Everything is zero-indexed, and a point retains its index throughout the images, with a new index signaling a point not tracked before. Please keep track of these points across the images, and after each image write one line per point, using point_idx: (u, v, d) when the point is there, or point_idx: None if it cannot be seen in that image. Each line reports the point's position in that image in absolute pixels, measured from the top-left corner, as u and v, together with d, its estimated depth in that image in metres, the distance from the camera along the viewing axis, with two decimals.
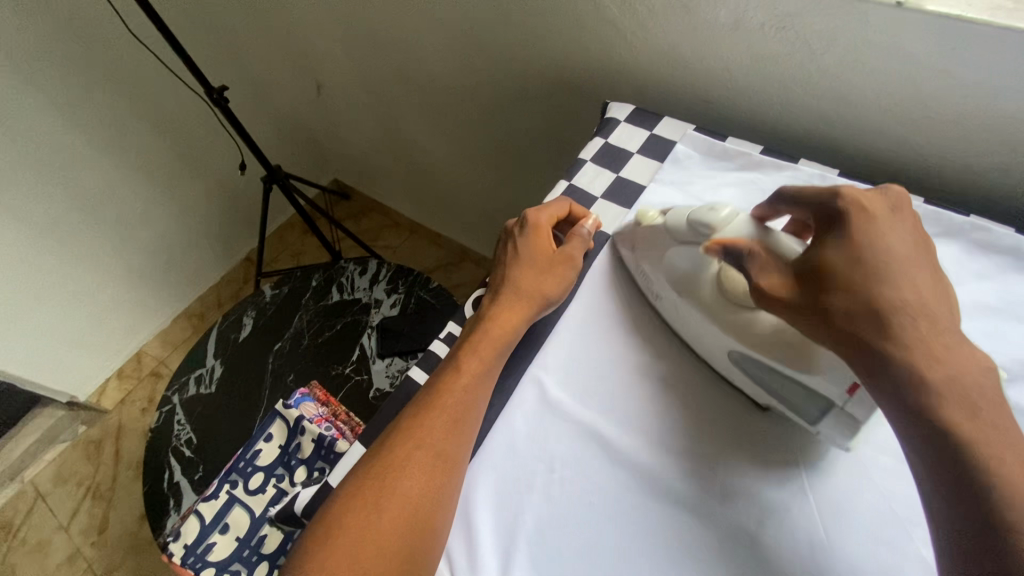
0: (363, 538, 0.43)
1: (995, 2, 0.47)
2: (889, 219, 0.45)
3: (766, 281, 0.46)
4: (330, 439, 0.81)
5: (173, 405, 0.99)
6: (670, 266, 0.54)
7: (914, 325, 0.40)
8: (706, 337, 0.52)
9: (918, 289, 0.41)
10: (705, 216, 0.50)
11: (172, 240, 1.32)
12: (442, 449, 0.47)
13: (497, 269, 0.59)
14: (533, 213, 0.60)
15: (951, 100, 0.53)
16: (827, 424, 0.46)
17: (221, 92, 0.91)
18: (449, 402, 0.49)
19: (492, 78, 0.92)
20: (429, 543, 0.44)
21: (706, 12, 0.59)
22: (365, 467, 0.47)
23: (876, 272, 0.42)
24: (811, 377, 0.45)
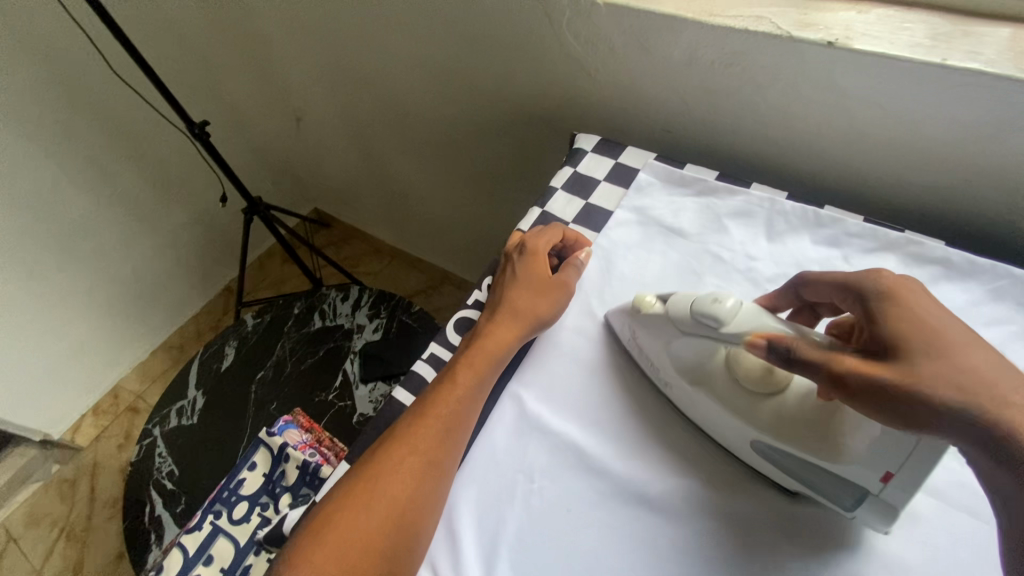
0: (353, 535, 0.44)
1: (914, 40, 0.54)
2: (931, 302, 0.41)
3: (844, 361, 0.39)
4: (313, 465, 0.77)
5: (153, 438, 0.94)
6: (674, 355, 0.51)
7: (1018, 401, 0.35)
8: (724, 427, 0.49)
9: (1000, 363, 0.38)
10: (715, 309, 0.46)
11: (152, 273, 1.35)
12: (434, 456, 0.48)
13: (494, 290, 0.59)
14: (534, 238, 0.60)
15: (879, 123, 0.59)
16: (864, 511, 0.44)
17: (202, 127, 1.04)
18: (438, 407, 0.49)
19: (469, 104, 0.95)
20: (413, 545, 0.45)
21: (663, 50, 0.66)
22: (355, 470, 0.47)
23: (953, 347, 0.38)
24: (844, 468, 0.42)
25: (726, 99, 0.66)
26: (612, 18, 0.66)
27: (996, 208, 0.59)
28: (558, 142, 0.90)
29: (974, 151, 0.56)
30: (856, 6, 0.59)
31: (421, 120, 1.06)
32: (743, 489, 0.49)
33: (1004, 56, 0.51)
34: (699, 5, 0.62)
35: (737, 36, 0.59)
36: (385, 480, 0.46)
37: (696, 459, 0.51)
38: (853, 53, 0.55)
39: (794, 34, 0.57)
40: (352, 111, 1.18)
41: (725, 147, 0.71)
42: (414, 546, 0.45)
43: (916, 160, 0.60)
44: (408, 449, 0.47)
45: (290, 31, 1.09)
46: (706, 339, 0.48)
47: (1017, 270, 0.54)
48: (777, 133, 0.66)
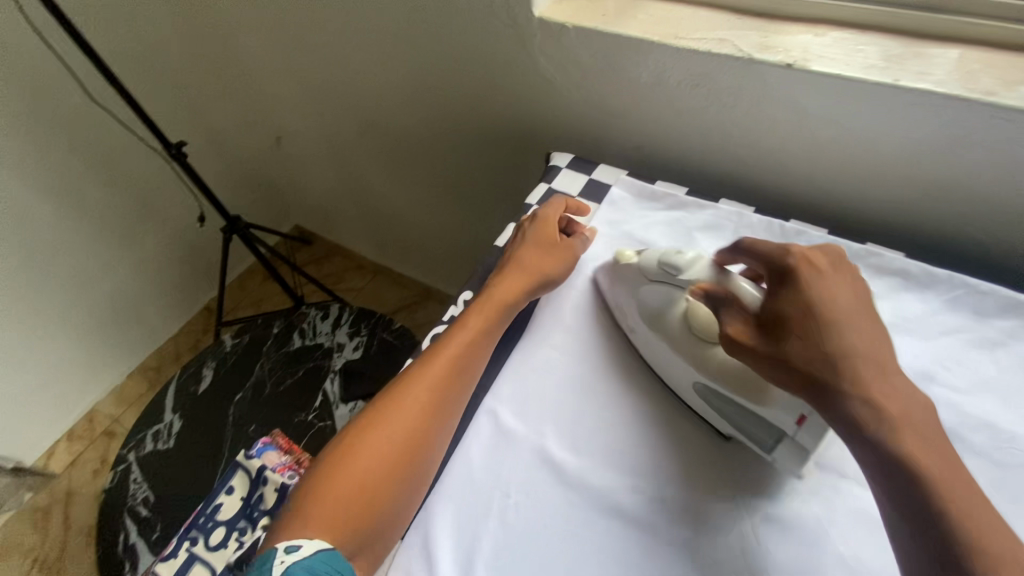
0: (361, 456, 0.48)
1: (868, 63, 0.56)
2: (835, 272, 0.47)
3: (732, 327, 0.47)
4: (292, 487, 0.75)
5: (128, 463, 0.92)
6: (642, 300, 0.56)
7: (867, 372, 0.42)
8: (674, 370, 0.54)
9: (868, 338, 0.44)
10: (673, 259, 0.54)
11: (129, 294, 1.33)
12: (438, 394, 0.52)
13: (504, 253, 0.63)
14: (542, 208, 0.64)
15: (839, 140, 0.61)
16: (780, 456, 0.47)
17: (180, 147, 1.04)
18: (448, 352, 0.54)
19: (445, 123, 0.96)
20: (414, 472, 0.49)
21: (631, 72, 0.68)
22: (373, 403, 0.52)
23: (827, 324, 0.44)
24: (765, 409, 0.47)
25: (694, 117, 0.68)
26: (582, 42, 0.68)
27: (951, 221, 0.61)
28: (534, 161, 0.92)
29: (928, 166, 0.58)
30: (813, 29, 0.61)
31: (399, 139, 1.07)
32: (717, 498, 0.49)
33: (952, 76, 0.53)
34: (664, 28, 0.64)
35: (701, 58, 0.62)
36: (396, 413, 0.50)
37: (671, 470, 0.51)
38: (811, 74, 0.57)
39: (755, 56, 0.59)
40: (331, 131, 1.18)
41: (694, 163, 0.73)
42: (419, 474, 0.49)
43: (875, 175, 0.62)
44: (420, 387, 0.52)
45: (268, 53, 1.10)
46: (668, 289, 0.55)
47: (972, 280, 0.55)
48: (742, 150, 0.68)
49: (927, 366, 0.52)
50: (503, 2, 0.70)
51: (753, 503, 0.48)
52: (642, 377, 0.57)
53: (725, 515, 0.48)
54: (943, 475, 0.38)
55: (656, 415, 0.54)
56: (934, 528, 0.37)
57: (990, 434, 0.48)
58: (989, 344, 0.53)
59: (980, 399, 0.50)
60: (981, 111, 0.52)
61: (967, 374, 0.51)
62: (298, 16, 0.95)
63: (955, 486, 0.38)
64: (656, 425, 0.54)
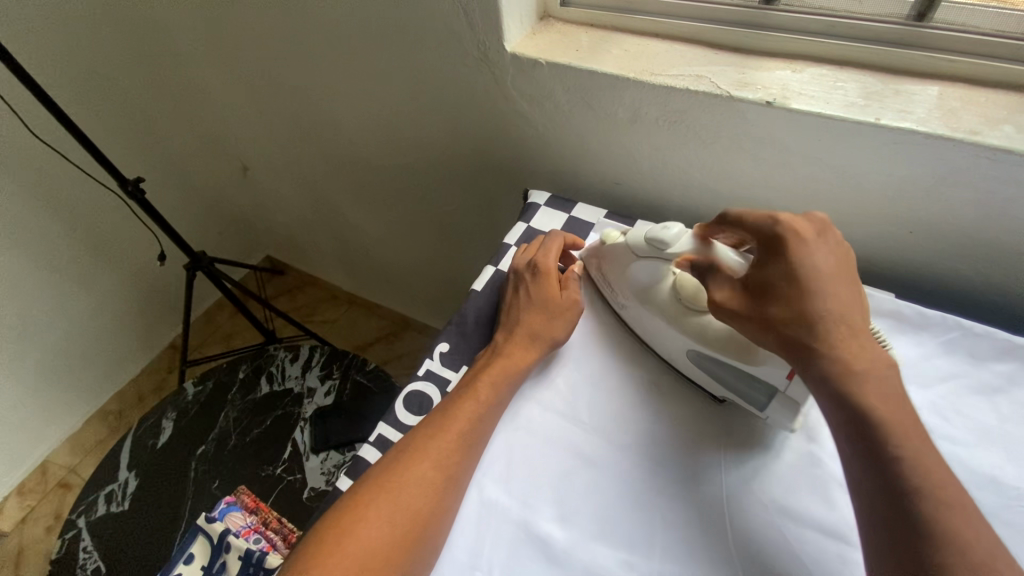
0: (361, 543, 0.43)
1: (849, 100, 0.55)
2: (817, 242, 0.46)
3: (719, 293, 0.48)
4: (258, 554, 0.64)
5: (78, 529, 0.85)
6: (632, 278, 0.56)
7: (839, 336, 0.43)
8: (668, 340, 0.54)
9: (842, 301, 0.44)
10: (661, 235, 0.52)
11: (84, 336, 1.25)
12: (450, 471, 0.47)
13: (505, 314, 0.59)
14: (541, 257, 0.59)
15: (824, 177, 0.59)
16: (773, 411, 0.49)
17: (136, 184, 0.97)
18: (457, 425, 0.49)
19: (416, 156, 0.93)
20: (421, 559, 0.44)
21: (607, 108, 0.66)
22: (370, 477, 0.47)
23: (809, 291, 0.44)
24: (756, 367, 0.48)
25: (673, 153, 0.66)
26: (556, 77, 0.66)
27: (940, 258, 0.59)
28: (509, 194, 0.89)
29: (913, 204, 0.56)
30: (790, 65, 0.59)
31: (371, 172, 1.03)
32: (716, 563, 0.45)
33: (934, 114, 0.52)
34: (639, 64, 0.62)
35: (678, 95, 0.59)
36: (400, 488, 0.45)
37: (669, 537, 0.46)
38: (791, 112, 0.55)
39: (733, 94, 0.57)
40: (300, 162, 1.14)
41: (674, 199, 0.71)
42: (423, 561, 0.44)
43: (861, 213, 0.60)
44: (429, 458, 0.47)
45: (232, 86, 1.05)
46: (657, 264, 0.54)
47: (966, 321, 0.53)
48: (724, 187, 0.66)
49: (925, 416, 0.50)
50: (473, 37, 0.68)
51: (754, 558, 0.45)
52: (636, 432, 0.52)
53: None
54: (909, 430, 0.40)
55: (651, 475, 0.49)
56: (894, 477, 0.39)
57: (997, 490, 0.46)
58: (988, 390, 0.51)
59: (984, 451, 0.48)
60: (966, 151, 0.50)
61: (968, 423, 0.49)
62: (260, 48, 0.91)
63: (919, 447, 0.40)
64: (652, 486, 0.49)
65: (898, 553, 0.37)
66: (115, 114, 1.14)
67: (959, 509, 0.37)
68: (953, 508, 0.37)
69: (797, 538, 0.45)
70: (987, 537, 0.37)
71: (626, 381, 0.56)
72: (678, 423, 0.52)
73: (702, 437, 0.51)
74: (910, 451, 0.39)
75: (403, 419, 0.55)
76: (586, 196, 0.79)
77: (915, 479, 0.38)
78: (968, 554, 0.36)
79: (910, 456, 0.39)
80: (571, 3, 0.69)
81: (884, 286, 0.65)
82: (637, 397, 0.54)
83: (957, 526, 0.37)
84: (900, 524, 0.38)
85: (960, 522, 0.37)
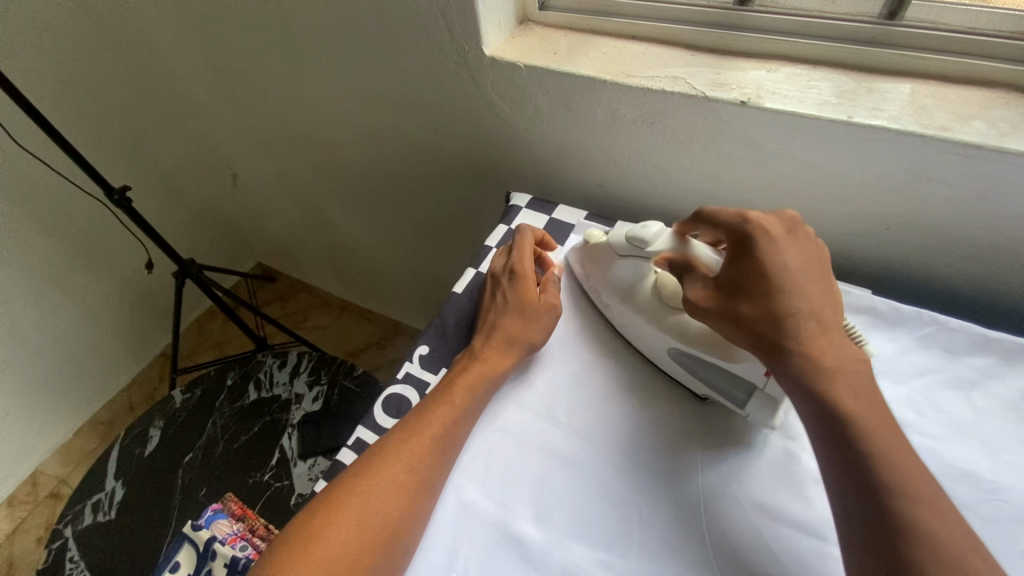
0: (330, 547, 0.43)
1: (821, 99, 0.55)
2: (787, 241, 0.47)
3: (693, 292, 0.49)
4: (243, 561, 0.64)
5: (65, 539, 0.85)
6: (613, 278, 0.57)
7: (808, 332, 0.44)
8: (648, 339, 0.55)
9: (813, 297, 0.45)
10: (642, 234, 0.54)
11: (74, 345, 1.25)
12: (423, 473, 0.47)
13: (483, 317, 0.59)
14: (517, 259, 0.59)
15: (801, 176, 0.59)
16: (753, 408, 0.49)
17: (122, 193, 0.97)
18: (431, 428, 0.49)
19: (400, 161, 0.93)
20: (393, 562, 0.44)
21: (585, 111, 0.66)
22: (343, 480, 0.47)
23: (778, 288, 0.45)
24: (736, 365, 0.49)
25: (652, 154, 0.66)
26: (534, 80, 0.66)
27: (917, 255, 0.59)
28: (494, 198, 0.89)
29: (888, 200, 0.56)
30: (765, 65, 0.60)
31: (358, 178, 1.03)
32: (690, 560, 0.45)
33: (905, 111, 0.52)
34: (616, 66, 0.63)
35: (655, 96, 0.60)
36: (371, 492, 0.45)
37: (645, 536, 0.46)
38: (765, 111, 0.55)
39: (708, 94, 0.57)
40: (288, 169, 1.14)
41: (654, 200, 0.71)
42: (394, 565, 0.44)
43: (837, 210, 0.60)
44: (402, 461, 0.47)
45: (218, 94, 1.06)
46: (638, 263, 0.55)
47: (941, 317, 0.54)
48: (703, 187, 0.66)
49: (901, 412, 0.50)
50: (452, 42, 0.68)
51: (733, 558, 0.44)
52: (615, 431, 0.52)
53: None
54: (878, 425, 0.41)
55: (626, 474, 0.49)
56: (865, 473, 0.39)
57: (972, 485, 0.46)
58: (963, 385, 0.51)
59: (959, 445, 0.48)
60: (937, 147, 0.50)
61: (944, 418, 0.49)
62: (244, 56, 0.91)
63: (891, 439, 0.40)
64: (630, 485, 0.49)
65: (872, 549, 0.37)
66: (103, 125, 1.14)
67: (931, 504, 0.37)
68: (924, 501, 0.37)
69: (775, 536, 0.45)
70: (960, 533, 0.37)
71: (602, 380, 0.56)
72: (657, 422, 0.52)
73: (680, 436, 0.51)
74: (887, 444, 0.40)
75: (382, 422, 0.55)
76: (569, 198, 0.79)
77: (885, 473, 0.39)
78: (941, 551, 0.36)
79: (879, 450, 0.40)
80: (549, 7, 0.69)
81: (864, 284, 0.65)
82: (613, 396, 0.54)
83: (930, 520, 0.37)
84: (871, 522, 0.38)
85: (932, 517, 0.37)
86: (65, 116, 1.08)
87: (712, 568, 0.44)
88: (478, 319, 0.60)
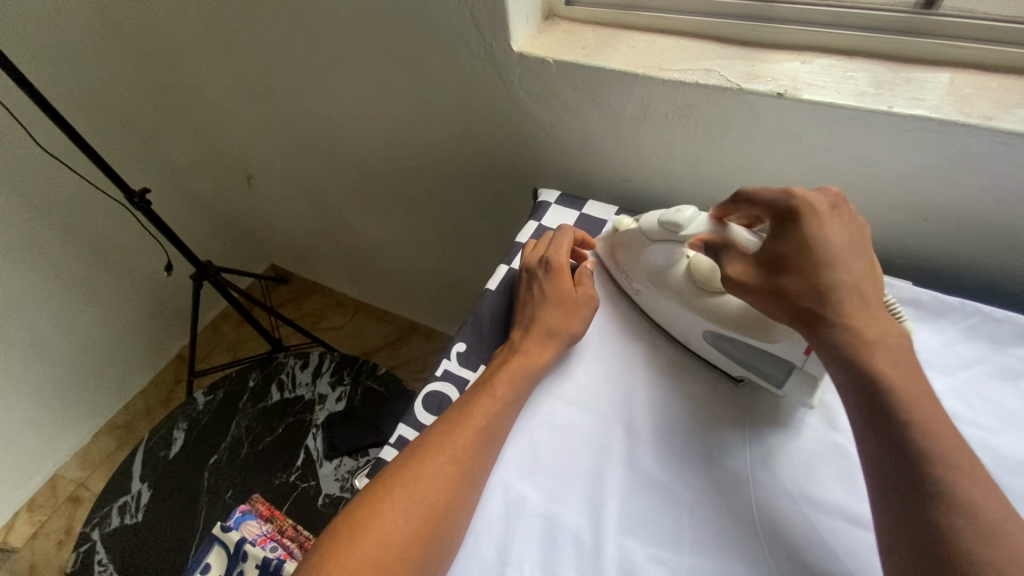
0: (378, 539, 0.43)
1: (860, 89, 0.54)
2: (830, 216, 0.46)
3: (732, 269, 0.48)
4: (275, 562, 0.63)
5: (92, 543, 0.85)
6: (646, 260, 0.56)
7: (852, 304, 0.44)
8: (680, 321, 0.55)
9: (855, 272, 0.45)
10: (675, 218, 0.52)
11: (92, 349, 1.25)
12: (468, 465, 0.47)
13: (521, 311, 0.58)
14: (553, 253, 0.59)
15: (837, 169, 0.59)
16: (791, 386, 0.50)
17: (142, 195, 0.97)
18: (475, 421, 0.49)
19: (421, 158, 0.93)
20: (442, 554, 0.44)
21: (616, 105, 0.66)
22: (387, 471, 0.46)
23: (822, 263, 0.44)
24: (773, 345, 0.48)
25: (683, 147, 0.66)
26: (563, 76, 0.66)
27: (957, 245, 0.59)
28: (518, 194, 0.88)
29: (927, 192, 0.56)
30: (799, 57, 0.59)
31: (377, 177, 1.03)
32: (745, 553, 0.44)
33: (946, 101, 0.52)
34: (649, 60, 0.62)
35: (688, 89, 0.60)
36: (417, 483, 0.45)
37: (697, 529, 0.46)
38: (803, 103, 0.55)
39: (744, 86, 0.57)
40: (305, 168, 1.14)
41: (684, 194, 0.71)
42: (440, 558, 0.43)
43: (875, 202, 0.60)
44: (445, 453, 0.47)
45: (236, 94, 1.06)
46: (671, 246, 0.54)
47: (985, 307, 0.53)
48: (736, 180, 0.66)
49: (950, 404, 0.50)
50: (480, 38, 0.68)
51: (785, 551, 0.44)
52: (658, 424, 0.51)
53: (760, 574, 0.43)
54: (919, 398, 0.41)
55: (675, 467, 0.49)
56: (903, 447, 0.39)
57: None
58: (1010, 375, 0.51)
59: (1010, 436, 0.47)
60: (981, 136, 0.50)
61: (993, 409, 0.49)
62: (265, 57, 0.92)
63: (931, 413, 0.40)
64: (677, 478, 0.48)
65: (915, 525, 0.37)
66: (119, 127, 1.14)
67: (972, 477, 0.38)
68: (962, 474, 0.38)
69: (826, 530, 0.45)
70: (996, 501, 0.37)
71: (645, 373, 0.55)
72: (701, 414, 0.52)
73: (726, 430, 0.51)
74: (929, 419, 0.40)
75: (423, 420, 0.55)
76: (595, 193, 0.79)
77: (922, 445, 0.39)
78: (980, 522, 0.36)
79: (915, 425, 0.40)
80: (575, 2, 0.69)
81: (901, 276, 0.65)
82: (655, 390, 0.54)
83: (966, 490, 0.37)
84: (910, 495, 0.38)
85: (968, 488, 0.37)
86: (83, 119, 1.08)
87: (769, 565, 0.44)
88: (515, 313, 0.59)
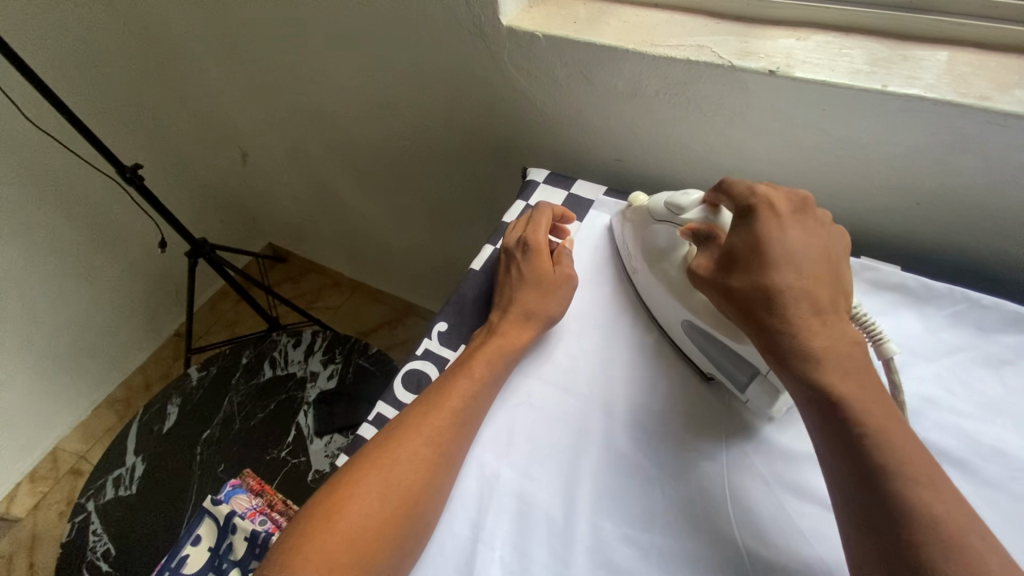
0: (350, 521, 0.43)
1: (854, 67, 0.53)
2: (788, 220, 0.46)
3: (697, 261, 0.49)
4: (263, 534, 0.64)
5: (88, 513, 0.86)
6: (648, 241, 0.55)
7: (802, 309, 0.43)
8: (665, 310, 0.54)
9: (806, 274, 0.44)
10: (680, 200, 0.52)
11: (89, 324, 1.26)
12: (444, 449, 0.47)
13: (500, 293, 0.58)
14: (530, 234, 0.59)
15: (831, 150, 0.58)
16: (753, 391, 0.48)
17: (134, 170, 0.95)
18: (452, 402, 0.49)
19: (414, 135, 0.91)
20: (414, 534, 0.44)
21: (606, 82, 0.64)
22: (365, 453, 0.47)
23: (768, 263, 0.44)
24: (739, 344, 0.47)
25: (674, 126, 0.64)
26: (552, 51, 0.64)
27: (947, 230, 0.58)
28: (510, 175, 0.88)
29: (920, 175, 0.55)
30: (794, 33, 0.57)
31: (371, 154, 1.02)
32: (716, 535, 0.44)
33: (943, 80, 0.50)
34: (639, 35, 0.61)
35: (678, 66, 0.58)
36: (392, 464, 0.45)
37: (671, 509, 0.46)
38: (795, 81, 0.53)
39: (735, 63, 0.55)
40: (299, 146, 1.13)
41: (675, 175, 0.70)
42: (414, 539, 0.44)
43: (865, 186, 0.59)
44: (421, 434, 0.47)
45: (228, 69, 1.04)
46: (670, 230, 0.53)
47: (973, 294, 0.52)
48: (727, 160, 0.65)
49: (931, 391, 0.49)
50: (469, 11, 0.66)
51: (755, 533, 0.44)
52: (639, 409, 0.51)
53: (731, 555, 0.44)
54: (865, 401, 0.40)
55: (652, 450, 0.49)
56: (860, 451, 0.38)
57: (1003, 463, 0.45)
58: (995, 363, 0.50)
59: (989, 423, 0.47)
60: (976, 117, 0.48)
61: (974, 397, 0.48)
62: (256, 31, 0.90)
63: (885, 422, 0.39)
64: (651, 460, 0.48)
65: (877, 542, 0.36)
66: (112, 102, 1.13)
67: (931, 487, 0.36)
68: (921, 486, 0.36)
69: (798, 514, 0.45)
70: (957, 513, 0.36)
71: (625, 356, 0.55)
72: (679, 396, 0.52)
73: (705, 413, 0.50)
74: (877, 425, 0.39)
75: (402, 398, 0.55)
76: (586, 174, 0.78)
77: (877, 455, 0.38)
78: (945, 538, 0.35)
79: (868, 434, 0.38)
80: None
81: (892, 260, 0.64)
82: (635, 373, 0.53)
83: (922, 502, 0.36)
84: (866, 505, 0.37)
85: (927, 497, 0.36)
86: (74, 93, 1.06)
87: (738, 547, 0.44)
88: (495, 296, 0.59)
